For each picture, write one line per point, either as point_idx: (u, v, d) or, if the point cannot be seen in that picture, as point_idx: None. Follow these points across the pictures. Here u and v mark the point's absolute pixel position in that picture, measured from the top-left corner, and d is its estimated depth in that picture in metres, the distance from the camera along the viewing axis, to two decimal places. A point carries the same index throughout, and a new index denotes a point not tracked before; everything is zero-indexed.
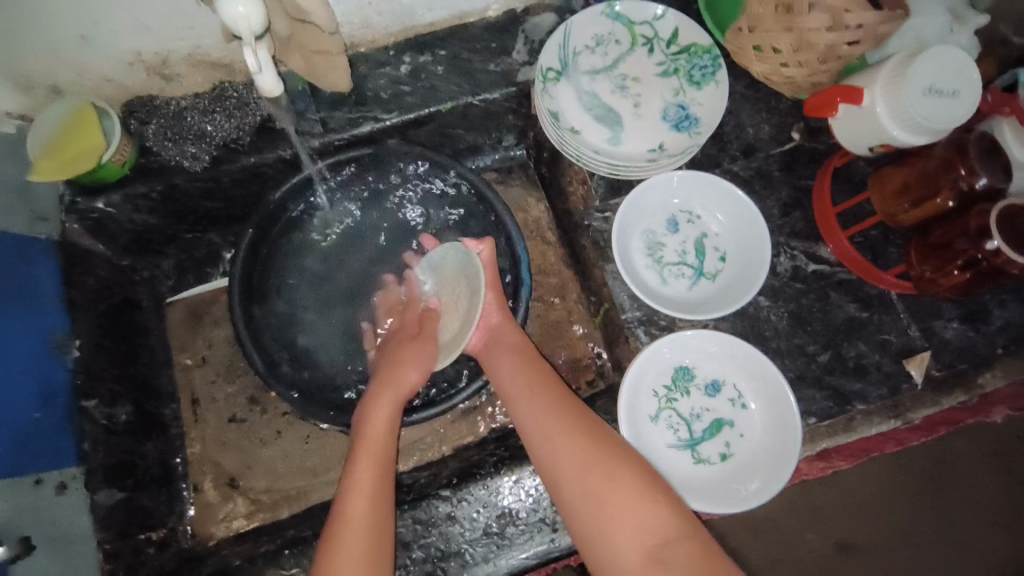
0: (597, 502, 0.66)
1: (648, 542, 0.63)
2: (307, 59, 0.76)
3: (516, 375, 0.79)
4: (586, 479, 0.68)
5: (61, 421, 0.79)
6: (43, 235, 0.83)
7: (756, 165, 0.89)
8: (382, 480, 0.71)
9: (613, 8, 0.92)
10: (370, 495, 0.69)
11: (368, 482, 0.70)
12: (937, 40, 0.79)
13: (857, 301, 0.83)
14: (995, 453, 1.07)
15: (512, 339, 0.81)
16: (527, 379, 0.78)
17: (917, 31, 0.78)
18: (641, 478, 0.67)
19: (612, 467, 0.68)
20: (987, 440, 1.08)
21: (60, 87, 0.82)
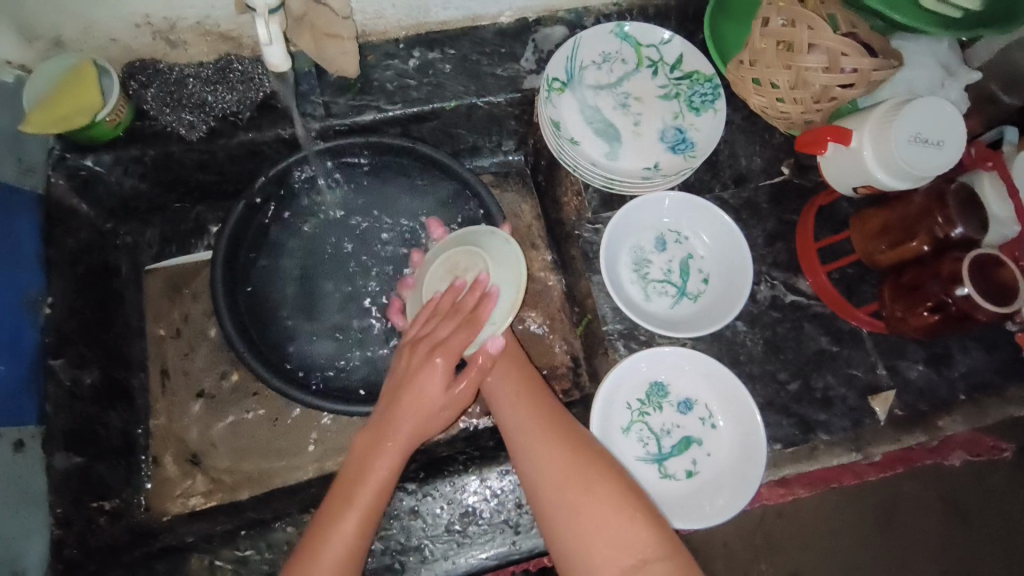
0: (571, 517, 0.65)
1: (626, 561, 0.62)
2: (317, 40, 0.76)
3: (504, 393, 0.77)
4: (565, 491, 0.67)
5: (25, 379, 0.77)
6: (27, 188, 0.81)
7: (746, 195, 0.93)
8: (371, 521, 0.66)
9: (622, 28, 0.95)
10: (356, 530, 0.65)
11: (357, 524, 0.65)
12: (927, 92, 0.82)
13: (830, 335, 0.86)
14: (945, 497, 1.08)
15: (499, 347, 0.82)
16: (514, 388, 0.77)
17: (908, 82, 0.81)
18: (624, 499, 0.65)
19: (593, 484, 0.66)
20: (940, 483, 1.09)
21: (64, 42, 0.81)
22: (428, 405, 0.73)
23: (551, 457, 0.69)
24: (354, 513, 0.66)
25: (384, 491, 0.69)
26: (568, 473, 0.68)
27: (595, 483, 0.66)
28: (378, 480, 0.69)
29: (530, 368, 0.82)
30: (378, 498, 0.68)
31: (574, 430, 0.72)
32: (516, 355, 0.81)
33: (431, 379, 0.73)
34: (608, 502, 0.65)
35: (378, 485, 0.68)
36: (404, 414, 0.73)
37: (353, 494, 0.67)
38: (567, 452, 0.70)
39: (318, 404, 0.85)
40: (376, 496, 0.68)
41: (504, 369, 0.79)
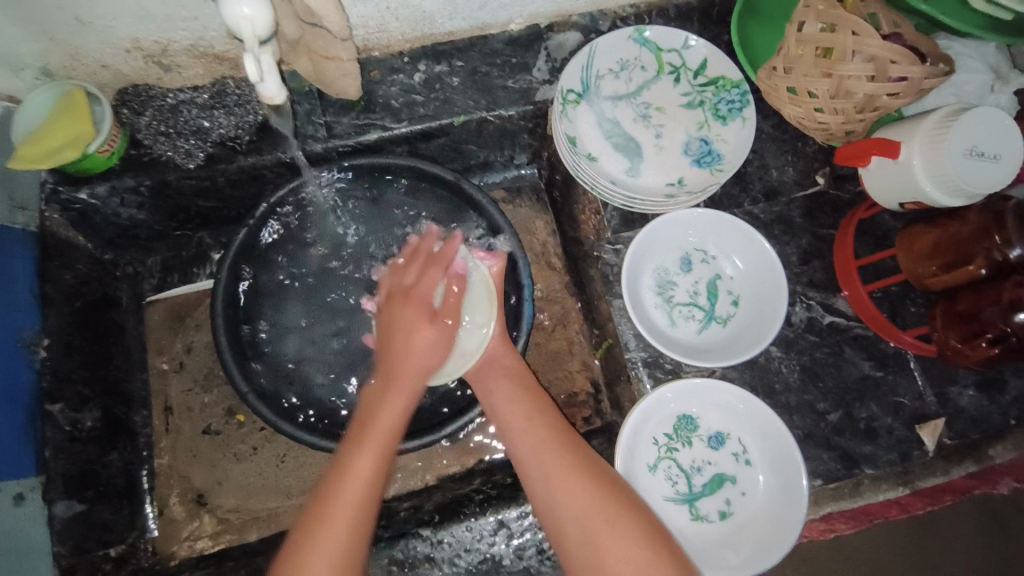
0: (595, 563, 0.65)
1: None
2: (316, 63, 0.70)
3: (508, 407, 0.76)
4: (587, 526, 0.66)
5: (21, 429, 0.74)
6: (20, 225, 0.79)
7: (778, 209, 0.86)
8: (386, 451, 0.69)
9: (641, 33, 0.88)
10: (367, 480, 0.66)
11: (371, 470, 0.66)
12: (976, 98, 0.76)
13: (872, 359, 0.80)
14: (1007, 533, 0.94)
15: (510, 366, 0.78)
16: (523, 414, 0.75)
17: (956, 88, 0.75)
18: (642, 540, 0.65)
19: (610, 527, 0.66)
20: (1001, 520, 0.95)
21: (52, 71, 0.78)
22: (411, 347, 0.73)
23: (573, 490, 0.68)
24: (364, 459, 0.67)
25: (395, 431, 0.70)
26: (590, 518, 0.66)
27: (611, 525, 0.66)
28: (392, 403, 0.71)
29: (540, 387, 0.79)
30: (390, 438, 0.69)
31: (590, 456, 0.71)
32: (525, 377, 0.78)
33: (413, 318, 0.74)
34: (628, 544, 0.65)
35: (392, 410, 0.71)
36: (410, 352, 0.73)
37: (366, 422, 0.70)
38: (588, 489, 0.68)
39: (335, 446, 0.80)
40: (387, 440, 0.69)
41: (494, 372, 0.78)
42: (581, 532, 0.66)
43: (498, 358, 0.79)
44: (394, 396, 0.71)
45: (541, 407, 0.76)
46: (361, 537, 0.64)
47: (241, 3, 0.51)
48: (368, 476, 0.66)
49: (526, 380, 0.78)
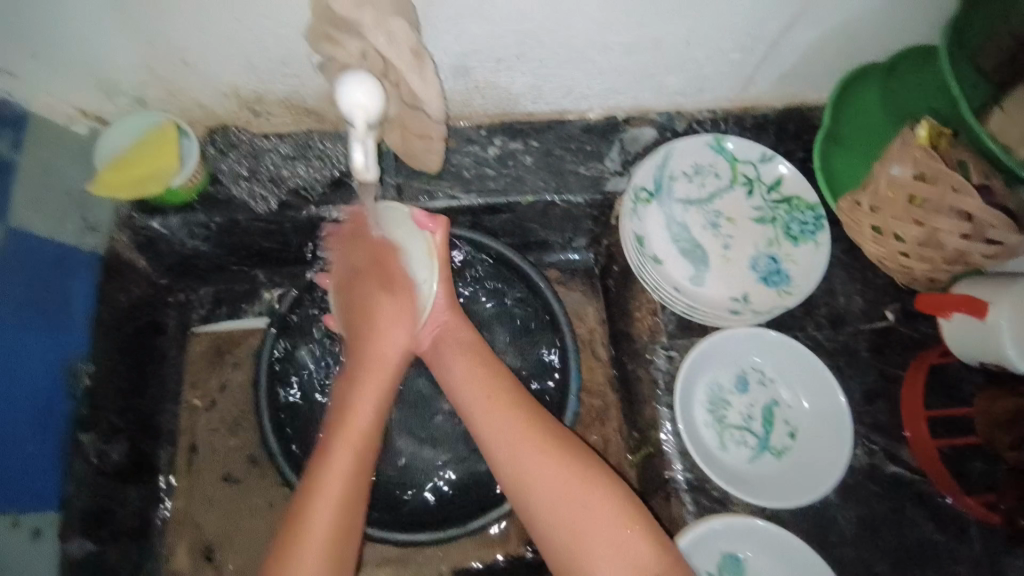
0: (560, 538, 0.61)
1: None
2: (405, 139, 0.70)
3: (464, 385, 0.70)
4: (564, 515, 0.61)
5: (52, 457, 0.72)
6: (88, 248, 0.79)
7: (844, 338, 0.83)
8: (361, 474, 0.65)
9: (720, 142, 0.87)
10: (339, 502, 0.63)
11: (344, 475, 0.64)
12: None
13: (935, 520, 0.75)
14: None
15: (463, 337, 0.73)
16: (485, 392, 0.69)
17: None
18: (615, 510, 0.61)
19: (567, 487, 0.62)
20: None
21: (146, 101, 0.79)
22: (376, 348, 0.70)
23: (541, 475, 0.63)
24: (335, 466, 0.64)
25: (370, 437, 0.67)
26: (543, 482, 0.62)
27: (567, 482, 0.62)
28: (364, 419, 0.68)
29: (493, 356, 0.73)
30: (366, 441, 0.67)
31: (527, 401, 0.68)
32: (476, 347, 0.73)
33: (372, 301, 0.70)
34: (578, 507, 0.61)
35: (361, 419, 0.67)
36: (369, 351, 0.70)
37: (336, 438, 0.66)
38: (536, 452, 0.64)
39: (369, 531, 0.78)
40: (360, 440, 0.67)
41: (452, 351, 0.73)
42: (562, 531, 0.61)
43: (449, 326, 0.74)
44: (362, 394, 0.69)
45: (497, 379, 0.70)
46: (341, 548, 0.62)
47: (357, 94, 0.51)
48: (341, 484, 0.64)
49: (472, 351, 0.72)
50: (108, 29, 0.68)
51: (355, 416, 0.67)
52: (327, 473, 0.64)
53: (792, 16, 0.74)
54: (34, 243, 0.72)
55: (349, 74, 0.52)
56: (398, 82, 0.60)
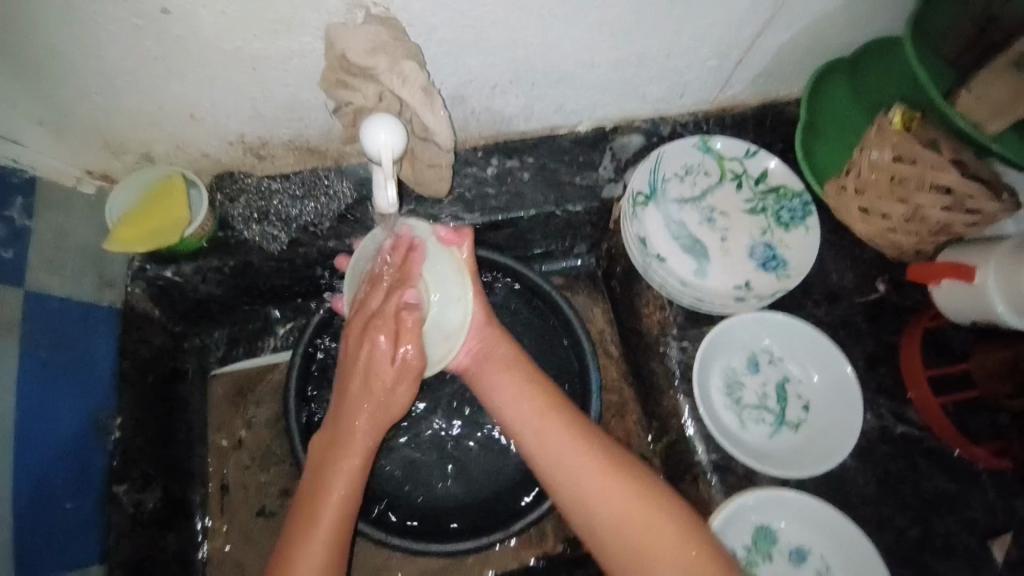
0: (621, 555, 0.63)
1: None
2: (416, 169, 0.79)
3: (514, 404, 0.73)
4: (626, 531, 0.63)
5: (91, 513, 0.73)
6: (106, 303, 0.80)
7: (841, 312, 0.88)
8: (345, 520, 0.66)
9: (706, 142, 0.92)
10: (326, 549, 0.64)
11: (326, 545, 0.64)
12: None
13: (946, 472, 0.80)
14: None
15: (504, 356, 0.76)
16: (537, 413, 0.72)
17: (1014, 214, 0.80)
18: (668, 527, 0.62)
19: (613, 509, 0.64)
20: None
21: (153, 156, 0.81)
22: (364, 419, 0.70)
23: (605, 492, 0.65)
24: (325, 518, 0.65)
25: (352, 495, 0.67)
26: (597, 506, 0.65)
27: (626, 515, 0.63)
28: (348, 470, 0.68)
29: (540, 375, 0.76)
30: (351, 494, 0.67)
31: (585, 422, 0.71)
32: (511, 358, 0.76)
33: (371, 367, 0.70)
34: (637, 524, 0.63)
35: (349, 478, 0.68)
36: (355, 413, 0.70)
37: (324, 487, 0.67)
38: (592, 469, 0.67)
39: (410, 545, 0.79)
40: (342, 514, 0.66)
41: (496, 369, 0.75)
42: (625, 546, 0.63)
43: (492, 349, 0.76)
44: (346, 463, 0.68)
45: (543, 404, 0.72)
46: None
47: (378, 133, 0.58)
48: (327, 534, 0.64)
49: (507, 367, 0.75)
50: (114, 89, 0.70)
51: (333, 485, 0.67)
52: (311, 541, 0.63)
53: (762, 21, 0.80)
54: (54, 303, 0.72)
55: (375, 116, 0.59)
56: (412, 116, 0.69)
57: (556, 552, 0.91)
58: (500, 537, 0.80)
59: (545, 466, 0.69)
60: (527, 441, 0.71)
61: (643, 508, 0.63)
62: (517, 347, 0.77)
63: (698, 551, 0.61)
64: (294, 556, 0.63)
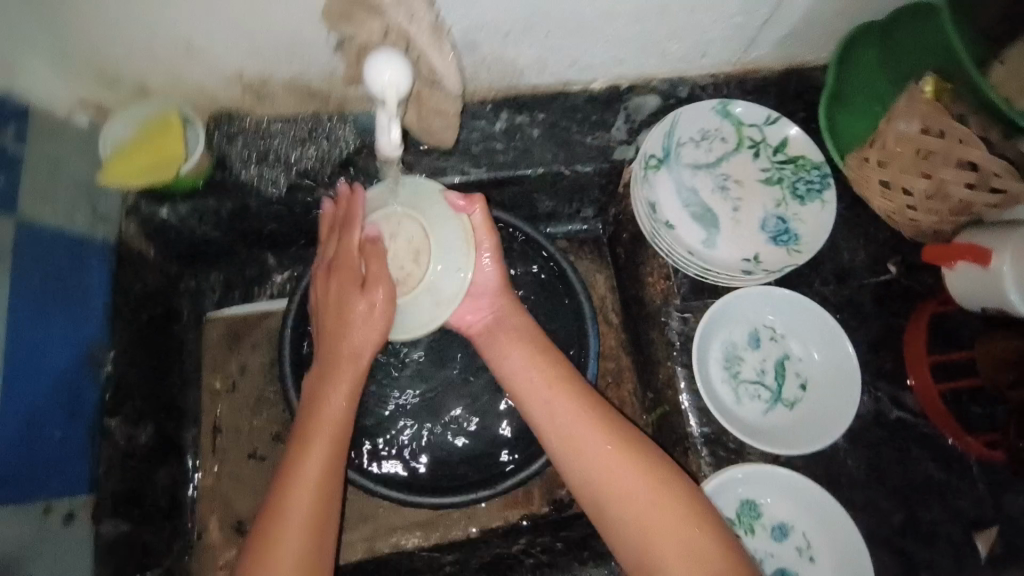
0: (626, 525, 0.62)
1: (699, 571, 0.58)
2: (422, 118, 0.76)
3: (525, 372, 0.73)
4: (633, 503, 0.62)
5: (83, 444, 0.73)
6: (100, 237, 0.79)
7: (849, 293, 0.86)
8: (338, 456, 0.66)
9: (726, 106, 0.88)
10: (320, 483, 0.63)
11: (323, 459, 0.64)
12: None
13: (937, 459, 0.80)
14: None
15: (516, 324, 0.76)
16: (544, 380, 0.71)
17: None
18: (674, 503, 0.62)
19: (598, 447, 0.66)
20: None
21: (150, 88, 0.78)
22: (348, 341, 0.70)
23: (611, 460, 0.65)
24: (317, 452, 0.65)
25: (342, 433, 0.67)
26: (587, 446, 0.66)
27: (613, 456, 0.65)
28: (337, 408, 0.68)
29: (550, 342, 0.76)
30: (340, 429, 0.67)
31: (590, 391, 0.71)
32: (525, 325, 0.76)
33: (346, 295, 0.70)
34: (643, 494, 0.62)
35: (338, 416, 0.68)
36: (342, 338, 0.70)
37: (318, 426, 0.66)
38: (598, 434, 0.66)
39: (397, 496, 0.80)
40: (337, 433, 0.67)
41: (506, 337, 0.75)
42: (631, 518, 0.62)
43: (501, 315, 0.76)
44: (337, 384, 0.69)
45: (543, 358, 0.73)
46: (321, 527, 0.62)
47: (383, 71, 0.55)
48: (321, 468, 0.64)
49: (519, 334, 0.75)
50: (105, 13, 0.66)
51: (324, 414, 0.67)
52: (310, 456, 0.64)
53: None
54: (46, 234, 0.71)
55: (379, 52, 0.56)
56: (420, 55, 0.66)
57: (541, 513, 0.93)
58: (494, 491, 0.81)
59: (551, 430, 0.69)
60: (532, 407, 0.71)
61: (626, 450, 0.65)
62: (527, 317, 0.77)
63: (682, 496, 0.62)
64: (294, 476, 0.63)
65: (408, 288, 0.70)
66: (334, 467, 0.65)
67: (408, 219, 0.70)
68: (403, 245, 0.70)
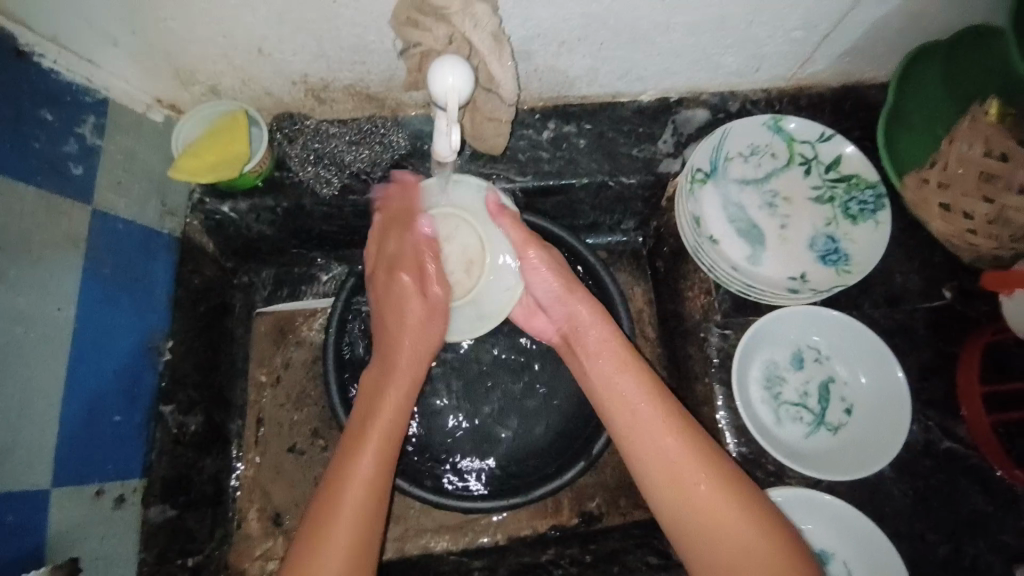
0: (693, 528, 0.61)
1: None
2: (476, 122, 0.78)
3: (605, 375, 0.71)
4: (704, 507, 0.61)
5: (136, 429, 0.77)
6: (167, 230, 0.84)
7: (900, 317, 0.83)
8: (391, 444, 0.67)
9: (777, 122, 0.87)
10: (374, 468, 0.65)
11: (379, 446, 0.66)
12: None
13: (990, 496, 0.76)
14: None
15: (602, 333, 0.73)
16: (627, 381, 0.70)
17: None
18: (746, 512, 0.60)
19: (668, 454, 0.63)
20: None
21: (219, 90, 0.83)
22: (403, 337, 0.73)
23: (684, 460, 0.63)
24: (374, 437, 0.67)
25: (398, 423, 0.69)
26: (660, 446, 0.64)
27: (678, 452, 0.64)
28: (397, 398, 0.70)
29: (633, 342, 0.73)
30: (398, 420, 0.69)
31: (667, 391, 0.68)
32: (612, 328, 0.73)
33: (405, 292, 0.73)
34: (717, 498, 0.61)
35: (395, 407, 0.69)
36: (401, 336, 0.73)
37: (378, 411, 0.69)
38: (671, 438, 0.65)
39: (431, 499, 0.81)
40: (396, 421, 0.69)
41: (587, 343, 0.74)
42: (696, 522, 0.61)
43: (578, 315, 0.74)
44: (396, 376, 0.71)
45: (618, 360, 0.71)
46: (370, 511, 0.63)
47: (447, 75, 0.57)
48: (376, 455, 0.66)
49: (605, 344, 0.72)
50: (188, 17, 0.70)
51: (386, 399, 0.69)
52: (368, 436, 0.66)
53: None
54: (118, 225, 0.76)
55: (443, 58, 0.58)
56: (479, 62, 0.68)
57: (570, 523, 0.93)
58: (529, 497, 0.81)
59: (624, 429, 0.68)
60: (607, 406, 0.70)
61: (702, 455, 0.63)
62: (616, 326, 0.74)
63: (744, 499, 0.61)
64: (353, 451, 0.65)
65: (461, 294, 0.76)
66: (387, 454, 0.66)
67: (464, 225, 0.77)
68: (457, 252, 0.76)
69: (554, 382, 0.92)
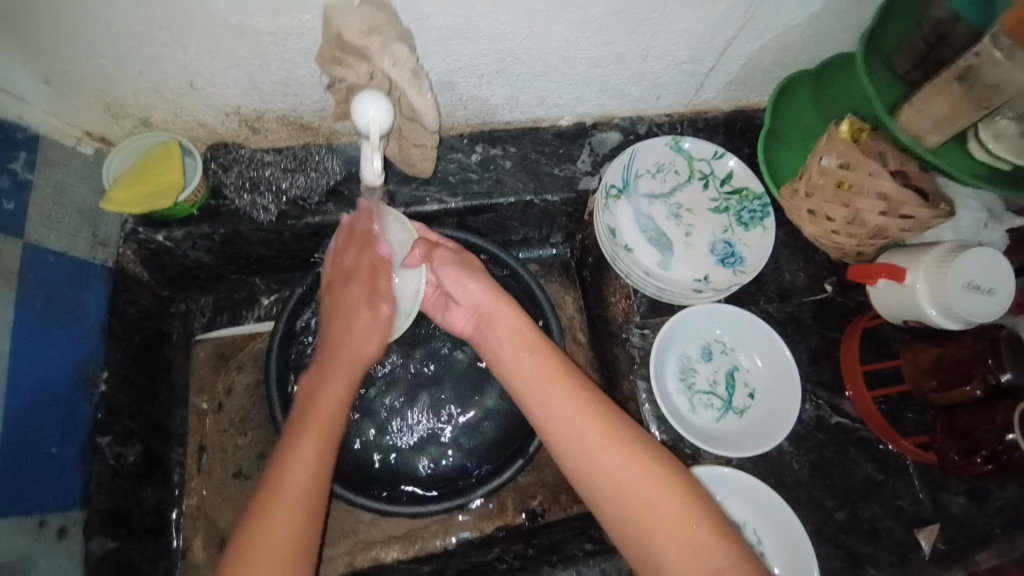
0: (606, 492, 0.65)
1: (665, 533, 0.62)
2: (403, 148, 0.85)
3: (515, 364, 0.74)
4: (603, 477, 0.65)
5: (74, 461, 0.77)
6: (99, 260, 0.85)
7: (791, 309, 0.95)
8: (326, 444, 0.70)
9: (678, 142, 0.98)
10: (309, 473, 0.67)
11: (313, 450, 0.68)
12: (960, 236, 0.89)
13: (875, 462, 0.88)
14: None
15: (514, 324, 0.76)
16: (540, 380, 0.71)
17: (939, 233, 0.88)
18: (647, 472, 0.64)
19: (587, 439, 0.67)
20: None
21: (151, 122, 0.85)
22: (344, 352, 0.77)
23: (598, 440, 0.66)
24: (307, 441, 0.69)
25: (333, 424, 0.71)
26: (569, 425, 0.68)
27: (586, 424, 0.67)
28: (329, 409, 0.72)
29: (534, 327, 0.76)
30: (332, 421, 0.72)
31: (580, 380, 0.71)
32: (522, 314, 0.76)
33: (353, 308, 0.78)
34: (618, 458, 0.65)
35: (329, 412, 0.72)
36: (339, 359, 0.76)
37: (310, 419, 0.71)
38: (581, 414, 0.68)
39: (379, 507, 0.84)
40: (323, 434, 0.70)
41: (501, 331, 0.76)
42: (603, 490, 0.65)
43: (494, 312, 0.77)
44: (331, 384, 0.74)
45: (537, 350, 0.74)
46: (307, 511, 0.65)
47: (368, 109, 0.64)
48: (309, 458, 0.68)
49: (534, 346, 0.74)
50: (119, 55, 0.73)
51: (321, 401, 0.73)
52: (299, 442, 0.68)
53: (733, 31, 0.85)
54: (50, 257, 0.77)
55: (364, 94, 0.65)
56: (400, 96, 0.75)
57: (516, 520, 0.98)
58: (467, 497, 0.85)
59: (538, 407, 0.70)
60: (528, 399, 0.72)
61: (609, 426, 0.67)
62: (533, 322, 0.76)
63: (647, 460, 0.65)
64: (287, 457, 0.67)
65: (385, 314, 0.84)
66: (324, 451, 0.69)
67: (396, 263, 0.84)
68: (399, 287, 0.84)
69: (492, 387, 0.97)
